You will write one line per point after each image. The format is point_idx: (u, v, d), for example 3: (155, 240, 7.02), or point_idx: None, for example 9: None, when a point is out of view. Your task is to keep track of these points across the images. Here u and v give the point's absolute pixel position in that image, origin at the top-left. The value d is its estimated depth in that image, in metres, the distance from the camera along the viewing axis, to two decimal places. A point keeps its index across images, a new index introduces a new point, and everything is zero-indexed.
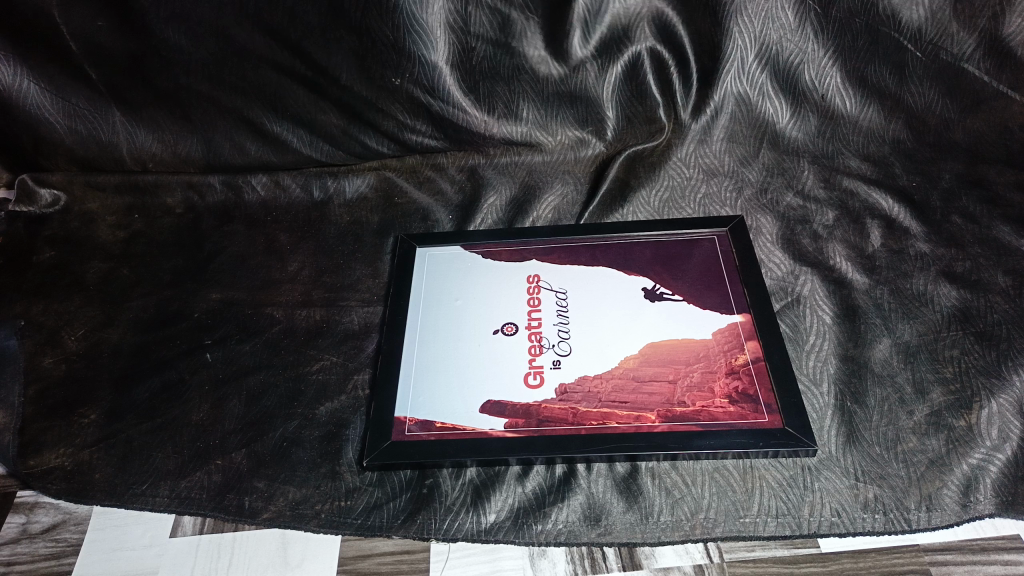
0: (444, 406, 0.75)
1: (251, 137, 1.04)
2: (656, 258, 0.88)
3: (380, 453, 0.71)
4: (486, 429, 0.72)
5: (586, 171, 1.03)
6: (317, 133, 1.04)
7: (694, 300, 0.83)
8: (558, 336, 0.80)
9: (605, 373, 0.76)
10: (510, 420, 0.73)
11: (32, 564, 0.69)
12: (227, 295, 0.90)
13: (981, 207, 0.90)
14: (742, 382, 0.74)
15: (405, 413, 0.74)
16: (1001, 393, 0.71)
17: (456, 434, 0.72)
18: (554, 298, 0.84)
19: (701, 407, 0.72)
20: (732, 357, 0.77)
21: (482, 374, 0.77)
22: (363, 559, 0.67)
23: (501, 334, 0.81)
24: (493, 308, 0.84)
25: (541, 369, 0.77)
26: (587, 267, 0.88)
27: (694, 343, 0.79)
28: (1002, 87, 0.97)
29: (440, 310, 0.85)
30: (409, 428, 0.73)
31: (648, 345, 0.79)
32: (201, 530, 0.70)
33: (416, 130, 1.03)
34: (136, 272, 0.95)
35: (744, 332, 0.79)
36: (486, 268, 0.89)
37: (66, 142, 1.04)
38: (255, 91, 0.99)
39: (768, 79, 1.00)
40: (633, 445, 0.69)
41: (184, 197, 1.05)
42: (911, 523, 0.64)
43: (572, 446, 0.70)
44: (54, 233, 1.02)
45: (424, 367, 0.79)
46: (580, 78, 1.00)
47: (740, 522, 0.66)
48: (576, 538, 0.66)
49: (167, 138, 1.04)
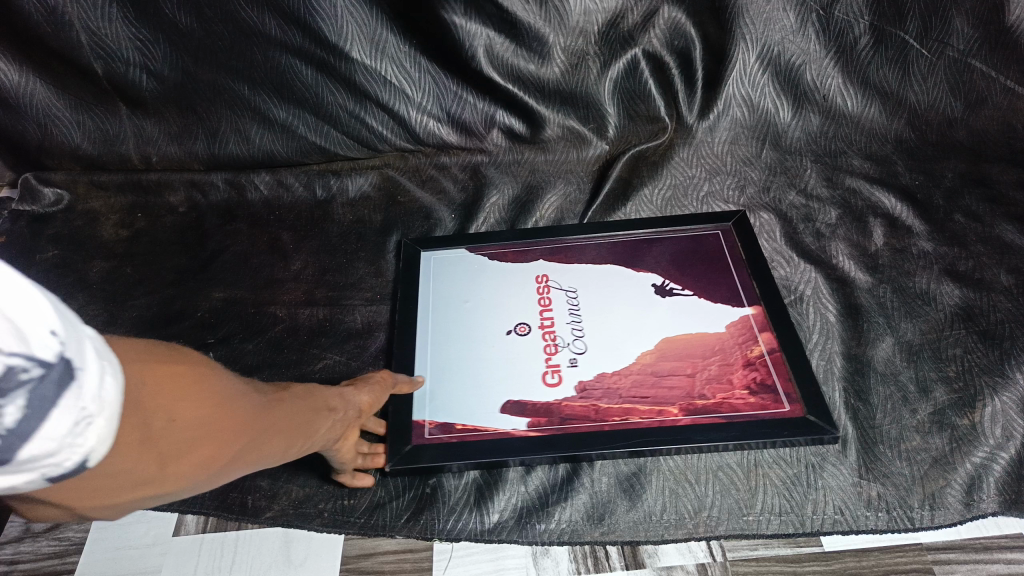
0: (463, 408, 0.73)
1: (257, 122, 1.00)
2: (664, 254, 0.87)
3: (398, 460, 0.68)
4: (508, 430, 0.71)
5: (589, 171, 1.03)
6: (321, 115, 1.00)
7: (703, 292, 0.82)
8: (573, 335, 0.79)
9: (625, 369, 0.75)
10: (532, 419, 0.71)
11: (36, 563, 0.70)
12: (230, 294, 0.90)
13: (984, 205, 0.91)
14: (759, 374, 0.73)
15: (424, 417, 0.72)
16: (1005, 392, 0.72)
17: (478, 436, 0.70)
18: (565, 296, 0.83)
19: (722, 399, 0.72)
20: (747, 349, 0.76)
21: (498, 374, 0.76)
22: (365, 558, 0.69)
23: (515, 334, 0.79)
24: (504, 308, 0.83)
25: (558, 368, 0.76)
26: (596, 266, 0.86)
27: (708, 336, 0.78)
28: (1008, 82, 0.97)
29: (450, 313, 0.83)
30: (430, 431, 0.71)
31: (661, 340, 0.78)
32: (203, 529, 0.71)
33: (420, 113, 1.01)
34: (139, 272, 0.94)
35: (757, 324, 0.78)
36: (492, 269, 0.87)
37: (67, 141, 1.02)
38: (261, 73, 0.96)
39: (777, 77, 0.99)
40: (658, 440, 0.69)
41: (186, 195, 1.04)
42: (914, 521, 0.66)
43: (599, 443, 0.69)
44: (57, 232, 1.01)
45: (440, 369, 0.77)
46: (581, 86, 1.00)
47: (744, 520, 0.67)
48: (578, 538, 0.67)
49: (169, 141, 1.02)
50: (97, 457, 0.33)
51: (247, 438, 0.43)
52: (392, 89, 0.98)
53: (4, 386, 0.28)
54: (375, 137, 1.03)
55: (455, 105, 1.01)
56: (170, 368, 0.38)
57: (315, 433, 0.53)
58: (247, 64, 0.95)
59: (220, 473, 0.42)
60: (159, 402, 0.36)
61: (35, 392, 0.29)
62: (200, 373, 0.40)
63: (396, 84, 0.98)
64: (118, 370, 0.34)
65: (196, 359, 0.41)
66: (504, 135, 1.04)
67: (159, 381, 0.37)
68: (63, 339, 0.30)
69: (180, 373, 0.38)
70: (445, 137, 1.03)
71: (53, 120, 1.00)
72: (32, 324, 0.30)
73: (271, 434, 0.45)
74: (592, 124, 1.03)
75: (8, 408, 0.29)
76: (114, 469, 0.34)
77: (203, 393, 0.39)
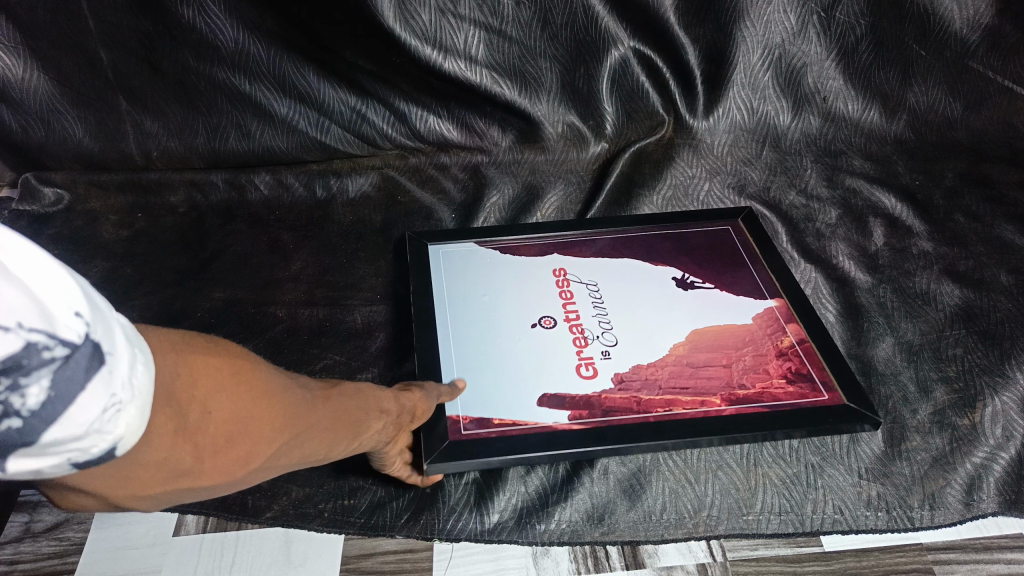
0: (497, 403, 0.70)
1: (257, 118, 1.00)
2: (678, 249, 0.86)
3: (435, 456, 0.65)
4: (550, 423, 0.68)
5: (588, 171, 1.02)
6: (322, 111, 1.00)
7: (725, 286, 0.82)
8: (600, 327, 0.77)
9: (659, 361, 0.74)
10: (573, 411, 0.69)
11: (36, 563, 0.70)
12: (231, 294, 0.89)
13: (985, 205, 0.92)
14: (794, 363, 0.73)
15: (458, 412, 0.69)
16: (1005, 391, 0.72)
17: (519, 430, 0.68)
18: (587, 290, 0.81)
19: (762, 389, 0.71)
20: (777, 340, 0.76)
21: (529, 369, 0.73)
22: (366, 558, 0.69)
23: (541, 327, 0.77)
24: (525, 302, 0.80)
25: (591, 360, 0.73)
26: (610, 261, 0.84)
27: (738, 328, 0.77)
28: (1008, 82, 0.97)
29: (469, 307, 0.79)
30: (466, 427, 0.68)
31: (693, 333, 0.77)
32: (203, 529, 0.71)
33: (421, 110, 1.01)
34: (139, 271, 0.93)
35: (782, 315, 0.78)
36: (506, 263, 0.84)
37: (67, 141, 1.00)
38: (262, 71, 0.96)
39: (778, 77, 0.99)
40: (705, 429, 0.67)
41: (186, 196, 1.02)
42: (914, 521, 0.66)
43: (645, 435, 0.67)
44: (57, 232, 1.00)
45: (468, 364, 0.74)
46: (580, 86, 1.00)
47: (743, 519, 0.67)
48: (578, 538, 0.67)
49: (171, 136, 1.01)
50: (125, 446, 0.32)
51: (286, 435, 0.41)
52: (392, 88, 0.99)
53: (26, 364, 0.27)
54: (376, 134, 1.02)
55: (456, 104, 1.01)
56: (208, 358, 0.37)
57: (361, 433, 0.51)
58: (249, 57, 0.95)
59: (259, 471, 0.41)
60: (195, 394, 0.36)
61: (60, 373, 0.28)
62: (240, 364, 0.39)
63: (396, 84, 0.99)
64: (146, 358, 0.33)
65: (237, 350, 0.39)
66: (504, 132, 1.04)
67: (196, 373, 0.36)
68: (89, 321, 0.29)
69: (218, 364, 0.37)
70: (447, 136, 1.03)
71: (52, 119, 0.98)
72: (56, 303, 0.28)
73: (310, 432, 0.44)
74: (591, 124, 1.03)
75: (31, 389, 0.27)
76: (149, 460, 0.34)
77: (242, 385, 0.38)
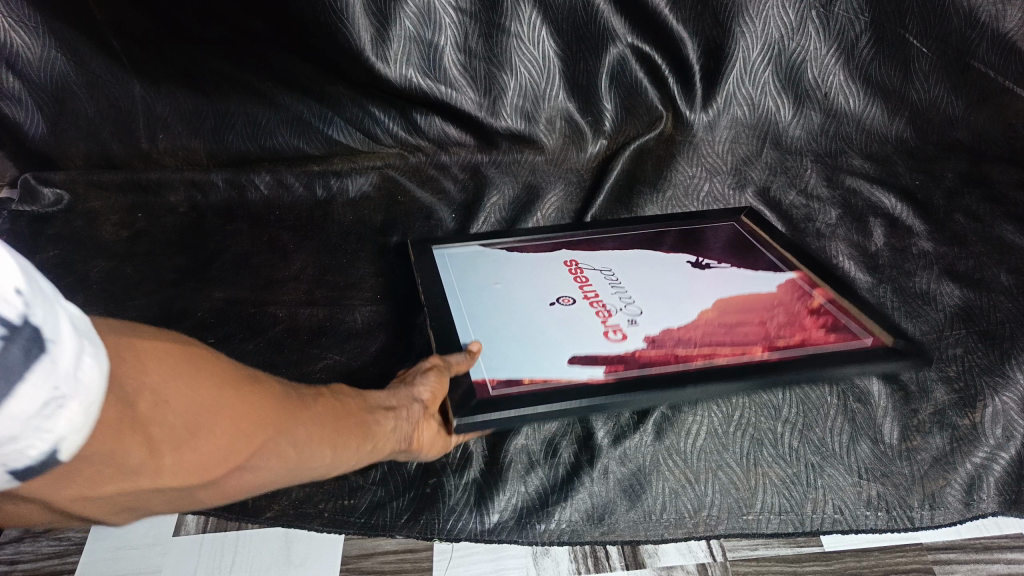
0: (527, 362, 0.67)
1: (264, 109, 1.01)
2: (685, 242, 0.86)
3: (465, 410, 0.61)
4: (587, 377, 0.65)
5: (587, 171, 1.02)
6: (331, 104, 1.02)
7: (742, 264, 0.82)
8: (623, 300, 0.75)
9: (691, 323, 0.72)
10: (609, 365, 0.67)
11: (36, 563, 0.70)
12: (231, 294, 0.88)
13: (985, 206, 0.92)
14: (828, 319, 0.73)
15: (484, 374, 0.65)
16: (1005, 392, 0.72)
17: (557, 382, 0.65)
18: (601, 274, 0.79)
19: (801, 338, 0.71)
20: (807, 302, 0.76)
21: (556, 334, 0.70)
22: (366, 557, 0.69)
23: (560, 304, 0.75)
24: (538, 287, 0.78)
25: (619, 326, 0.72)
26: (621, 252, 0.84)
27: (763, 295, 0.77)
28: (1008, 81, 0.98)
29: (481, 292, 0.77)
30: (495, 386, 0.64)
31: (718, 301, 0.76)
32: (204, 529, 0.72)
33: (423, 115, 1.03)
34: (141, 270, 0.90)
35: (806, 283, 0.79)
36: (510, 257, 0.83)
37: (68, 135, 1.00)
38: (269, 66, 0.98)
39: (778, 71, 1.00)
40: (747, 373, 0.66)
41: (186, 194, 1.00)
42: (914, 521, 0.66)
43: (686, 379, 0.65)
44: (59, 233, 0.96)
45: (489, 334, 0.71)
46: (579, 82, 1.00)
47: (743, 519, 0.67)
48: (579, 538, 0.67)
49: (177, 124, 1.01)
50: (68, 447, 0.31)
51: (258, 428, 0.41)
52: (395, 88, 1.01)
53: None
54: (379, 129, 1.03)
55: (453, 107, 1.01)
56: (161, 346, 0.37)
57: (350, 437, 0.50)
58: (254, 51, 0.97)
59: (231, 472, 0.40)
60: (146, 380, 0.35)
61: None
62: (197, 355, 0.39)
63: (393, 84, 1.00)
64: (96, 347, 0.33)
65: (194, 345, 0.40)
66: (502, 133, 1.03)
67: (149, 358, 0.36)
68: (27, 298, 0.29)
69: (174, 351, 0.38)
70: (447, 134, 1.04)
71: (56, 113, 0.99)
72: None
73: (287, 430, 0.43)
74: (590, 122, 1.03)
75: None
76: (99, 452, 0.33)
77: (199, 371, 0.38)
